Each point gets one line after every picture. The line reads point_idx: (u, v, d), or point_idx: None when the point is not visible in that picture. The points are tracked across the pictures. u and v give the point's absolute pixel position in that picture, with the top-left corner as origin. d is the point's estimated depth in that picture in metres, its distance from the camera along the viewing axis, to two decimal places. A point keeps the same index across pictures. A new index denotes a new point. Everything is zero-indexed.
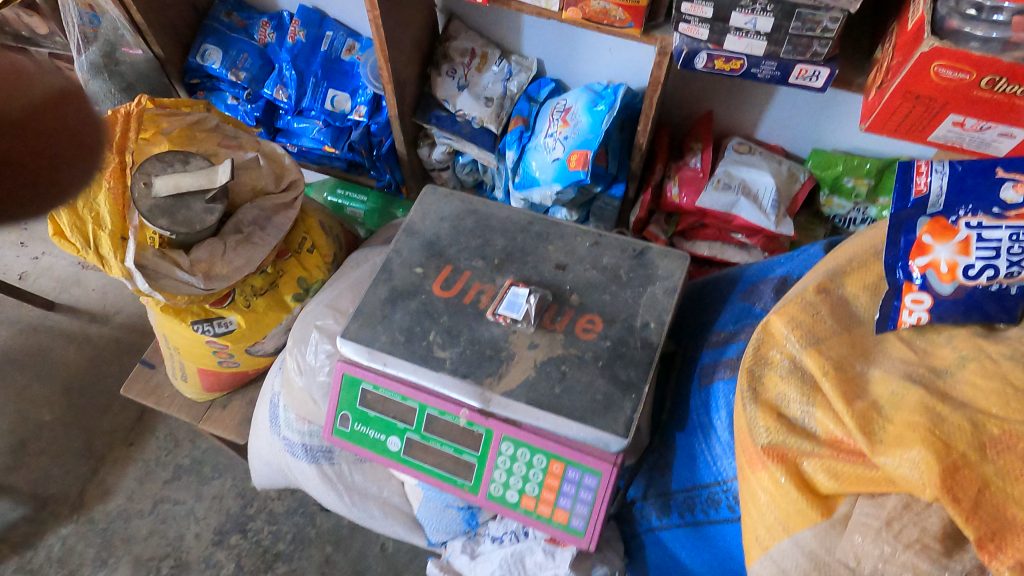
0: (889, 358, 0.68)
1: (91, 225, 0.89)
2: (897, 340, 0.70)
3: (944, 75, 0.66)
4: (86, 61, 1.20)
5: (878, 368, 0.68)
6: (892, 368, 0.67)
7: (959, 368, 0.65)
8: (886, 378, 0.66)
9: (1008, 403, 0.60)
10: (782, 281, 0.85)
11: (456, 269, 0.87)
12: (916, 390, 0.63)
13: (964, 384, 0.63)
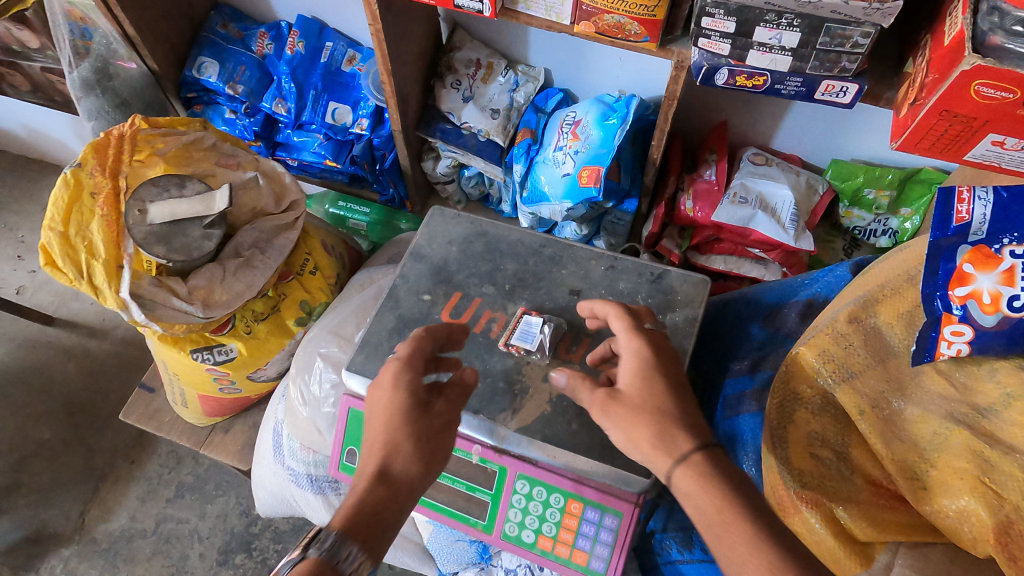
0: (927, 394, 0.64)
1: (84, 254, 0.85)
2: (935, 373, 0.65)
3: (984, 93, 0.62)
4: (78, 78, 1.16)
5: (916, 406, 0.64)
6: (931, 406, 0.63)
7: (1005, 407, 0.61)
8: (926, 417, 0.62)
9: None
10: (807, 304, 0.82)
11: (466, 296, 0.83)
12: (961, 432, 0.59)
13: (1011, 425, 0.59)
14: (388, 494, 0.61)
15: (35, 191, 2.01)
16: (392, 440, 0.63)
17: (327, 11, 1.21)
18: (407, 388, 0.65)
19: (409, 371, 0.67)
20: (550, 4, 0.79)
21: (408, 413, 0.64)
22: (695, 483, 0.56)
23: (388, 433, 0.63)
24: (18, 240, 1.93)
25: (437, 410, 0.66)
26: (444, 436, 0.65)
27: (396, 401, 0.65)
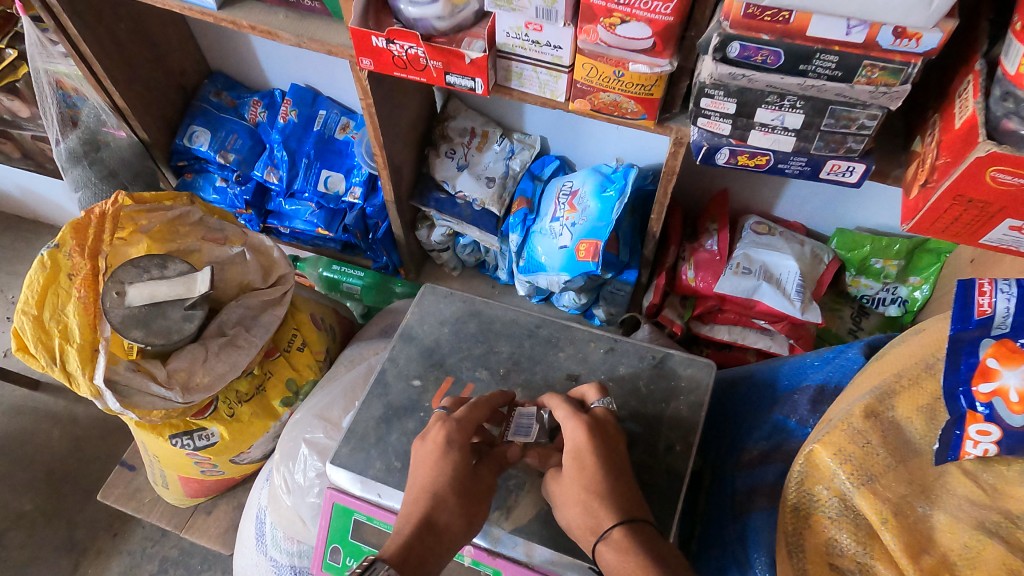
0: (955, 499, 0.60)
1: (58, 339, 0.81)
2: (960, 473, 0.61)
3: (1000, 180, 0.59)
4: (64, 150, 1.11)
5: (944, 512, 0.59)
6: (960, 512, 0.59)
7: None
8: (954, 525, 0.58)
9: None
10: (818, 390, 0.78)
11: (458, 382, 0.79)
12: (994, 544, 0.55)
13: None
14: (433, 541, 0.61)
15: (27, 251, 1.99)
16: (443, 486, 0.64)
17: (320, 80, 1.19)
18: (461, 445, 0.67)
19: (464, 428, 0.68)
20: (544, 81, 0.76)
21: (457, 464, 0.66)
22: (618, 556, 0.58)
23: (438, 476, 0.65)
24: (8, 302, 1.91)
25: (484, 471, 0.68)
26: (488, 493, 0.66)
27: (452, 456, 0.66)
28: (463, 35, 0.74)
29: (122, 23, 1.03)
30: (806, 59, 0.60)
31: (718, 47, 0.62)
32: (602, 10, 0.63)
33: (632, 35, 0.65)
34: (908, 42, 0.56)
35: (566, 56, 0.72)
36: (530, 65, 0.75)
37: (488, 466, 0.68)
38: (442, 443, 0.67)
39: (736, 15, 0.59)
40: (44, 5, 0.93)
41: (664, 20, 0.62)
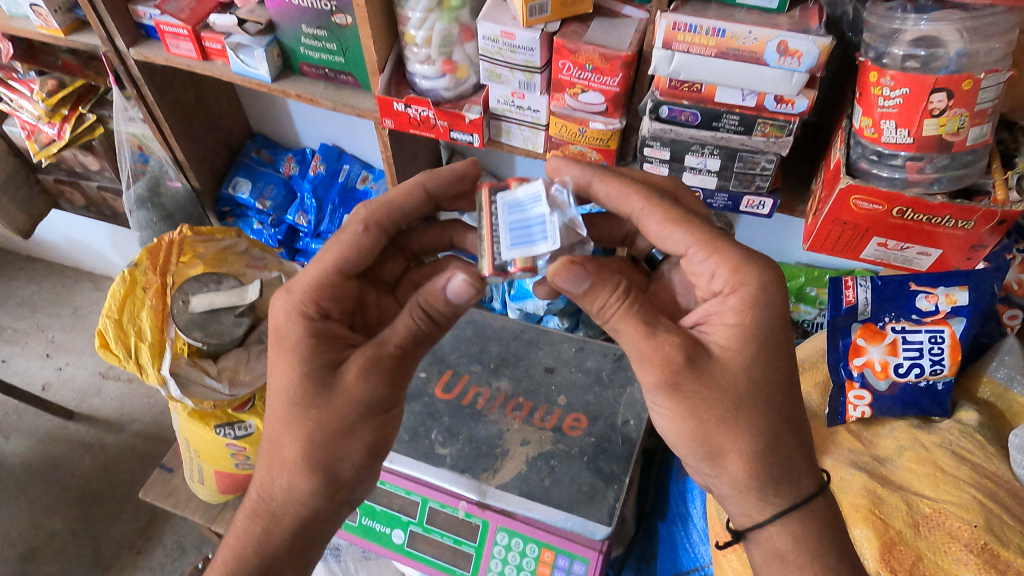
0: (840, 448, 0.81)
1: (134, 337, 1.03)
2: (848, 432, 0.83)
3: (861, 206, 0.78)
4: (134, 194, 1.34)
5: (830, 457, 0.80)
6: (841, 456, 0.80)
7: (899, 455, 0.78)
8: (837, 465, 0.78)
9: (939, 484, 0.72)
10: None
11: (456, 374, 0.98)
12: (861, 475, 0.75)
13: (902, 469, 0.76)
14: (264, 523, 0.68)
15: (66, 295, 2.07)
16: (284, 421, 0.66)
17: (346, 140, 1.42)
18: (307, 368, 0.66)
19: (298, 334, 0.67)
20: (527, 136, 0.98)
21: (294, 387, 0.66)
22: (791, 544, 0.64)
23: (275, 408, 0.67)
24: (47, 340, 1.98)
25: (343, 381, 0.66)
26: (348, 407, 0.66)
27: (288, 377, 0.66)
28: (464, 101, 0.97)
29: (188, 92, 1.27)
30: (717, 118, 0.81)
31: (653, 109, 0.83)
32: (567, 82, 0.85)
33: (590, 101, 0.87)
34: (786, 106, 0.77)
35: (543, 117, 0.93)
36: (516, 123, 0.96)
37: (353, 370, 0.66)
38: (280, 352, 0.68)
39: (663, 86, 0.81)
40: (131, 79, 1.17)
41: (612, 90, 0.84)
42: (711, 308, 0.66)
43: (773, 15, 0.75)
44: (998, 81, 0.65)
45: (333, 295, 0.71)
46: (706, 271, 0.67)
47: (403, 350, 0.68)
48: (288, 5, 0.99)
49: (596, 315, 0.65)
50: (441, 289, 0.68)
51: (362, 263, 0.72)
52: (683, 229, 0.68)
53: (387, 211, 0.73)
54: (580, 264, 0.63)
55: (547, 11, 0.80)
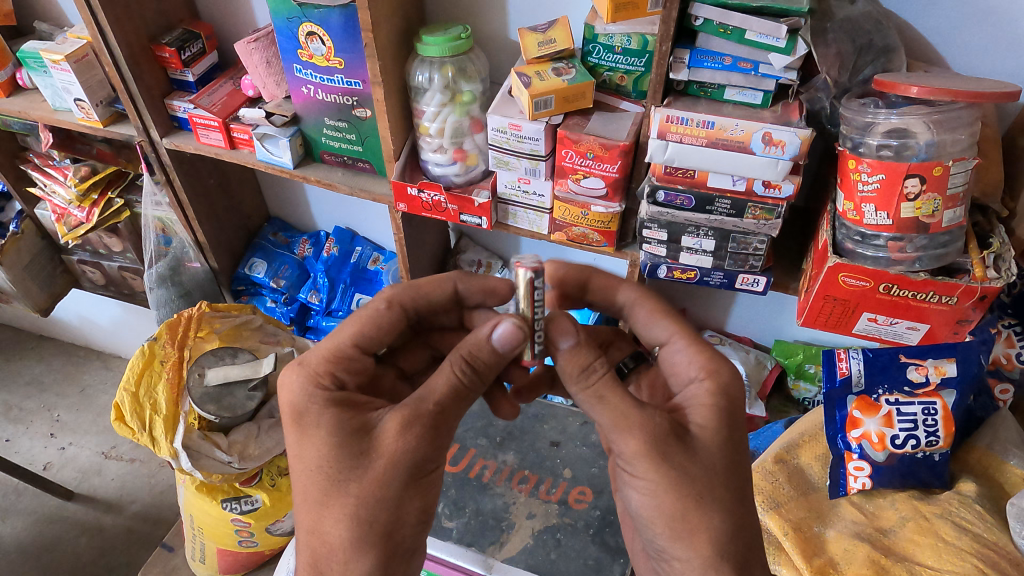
0: (844, 520, 0.91)
1: (148, 410, 1.06)
2: (850, 504, 0.93)
3: (849, 282, 0.82)
4: (154, 274, 1.39)
5: (833, 529, 0.90)
6: (844, 528, 0.90)
7: (901, 527, 0.88)
8: (840, 537, 0.89)
9: (940, 555, 0.82)
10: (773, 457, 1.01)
11: (462, 448, 1.04)
12: (863, 546, 0.86)
13: (905, 540, 0.86)
14: None
15: (74, 374, 2.07)
16: (322, 500, 0.62)
17: (358, 223, 1.49)
18: (334, 435, 0.63)
19: (319, 408, 0.65)
20: (532, 219, 1.04)
21: (325, 461, 0.62)
22: None
23: (308, 491, 0.63)
24: (52, 419, 1.95)
25: (379, 444, 0.63)
26: (389, 473, 0.62)
27: (319, 453, 0.63)
28: (473, 187, 1.03)
29: (213, 177, 1.35)
30: (710, 202, 0.87)
31: (650, 193, 0.89)
32: (570, 169, 0.92)
33: (591, 186, 0.93)
34: (774, 190, 0.83)
35: (547, 201, 0.99)
36: (522, 207, 1.02)
37: (391, 430, 0.62)
38: (303, 433, 0.65)
39: (659, 172, 0.87)
40: (161, 165, 1.25)
41: (613, 176, 0.90)
42: (691, 395, 0.67)
43: (758, 110, 0.83)
44: (965, 168, 0.71)
45: (347, 366, 0.71)
46: (684, 360, 0.70)
47: (442, 405, 0.64)
48: (312, 100, 1.06)
49: (576, 379, 0.65)
50: (487, 338, 0.66)
51: (379, 337, 0.75)
52: (669, 319, 0.74)
53: (412, 294, 0.77)
54: (577, 326, 0.68)
55: (551, 105, 0.87)
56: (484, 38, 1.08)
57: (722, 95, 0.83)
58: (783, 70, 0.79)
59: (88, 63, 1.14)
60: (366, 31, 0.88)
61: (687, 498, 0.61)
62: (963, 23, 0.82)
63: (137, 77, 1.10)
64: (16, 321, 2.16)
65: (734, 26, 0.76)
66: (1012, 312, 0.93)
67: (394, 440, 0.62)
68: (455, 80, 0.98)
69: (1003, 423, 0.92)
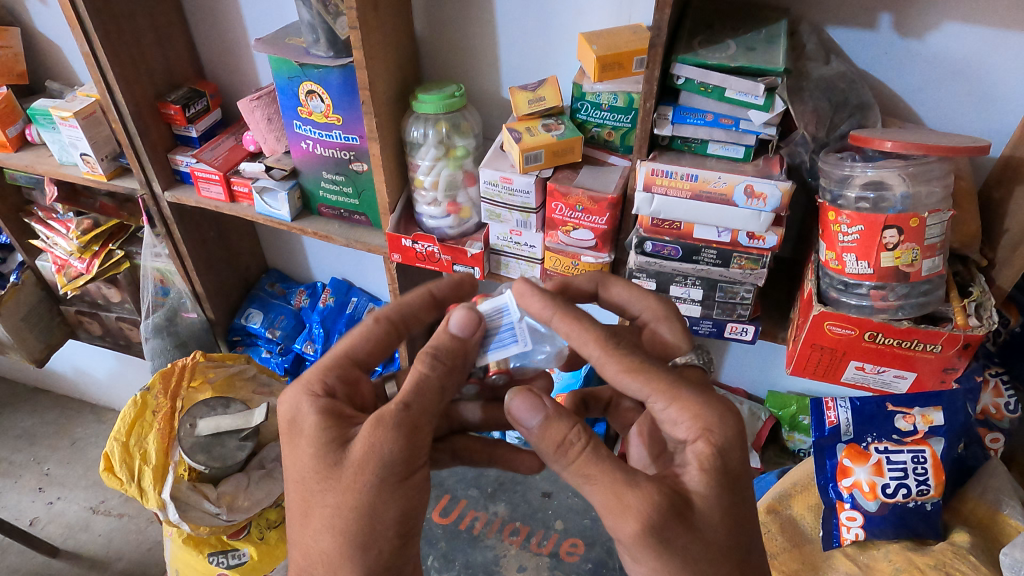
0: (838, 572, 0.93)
1: (138, 461, 1.10)
2: (844, 556, 0.94)
3: (835, 331, 0.83)
4: (151, 324, 1.40)
5: None
6: None
7: None
8: None
9: None
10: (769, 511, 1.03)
11: (454, 498, 1.04)
12: None
13: None
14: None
15: (66, 427, 2.05)
16: (303, 519, 0.63)
17: (356, 275, 1.51)
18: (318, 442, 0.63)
19: (309, 410, 0.65)
20: (524, 269, 1.05)
21: (308, 466, 0.63)
22: None
23: (294, 515, 0.64)
24: (41, 473, 1.92)
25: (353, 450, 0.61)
26: (360, 480, 0.60)
27: (303, 459, 0.63)
28: (467, 238, 1.05)
29: (212, 231, 1.38)
30: (696, 252, 0.89)
31: (638, 244, 0.91)
32: (560, 221, 0.94)
33: (581, 237, 0.95)
34: (758, 241, 0.85)
35: (539, 252, 1.01)
36: (514, 258, 1.04)
37: (361, 435, 0.61)
38: (293, 440, 0.65)
39: (646, 224, 0.89)
40: (162, 218, 1.27)
41: (602, 228, 0.92)
42: (683, 454, 0.63)
43: (741, 164, 0.86)
44: (941, 220, 0.73)
45: (339, 376, 0.69)
46: (670, 420, 0.63)
47: (408, 400, 0.62)
48: (311, 155, 1.09)
49: (555, 457, 0.61)
50: (444, 329, 0.67)
51: (372, 353, 0.73)
52: (642, 378, 0.62)
53: (398, 305, 0.74)
54: (539, 399, 0.62)
55: (541, 159, 0.90)
56: (477, 96, 1.13)
57: (705, 149, 0.87)
58: (763, 126, 0.82)
59: (95, 120, 1.18)
60: (364, 89, 0.92)
61: None
62: (933, 82, 0.85)
63: (142, 132, 1.14)
64: (12, 373, 2.15)
65: (714, 85, 0.79)
66: (998, 361, 0.97)
67: (368, 439, 0.60)
68: (449, 135, 1.01)
69: (994, 471, 0.93)
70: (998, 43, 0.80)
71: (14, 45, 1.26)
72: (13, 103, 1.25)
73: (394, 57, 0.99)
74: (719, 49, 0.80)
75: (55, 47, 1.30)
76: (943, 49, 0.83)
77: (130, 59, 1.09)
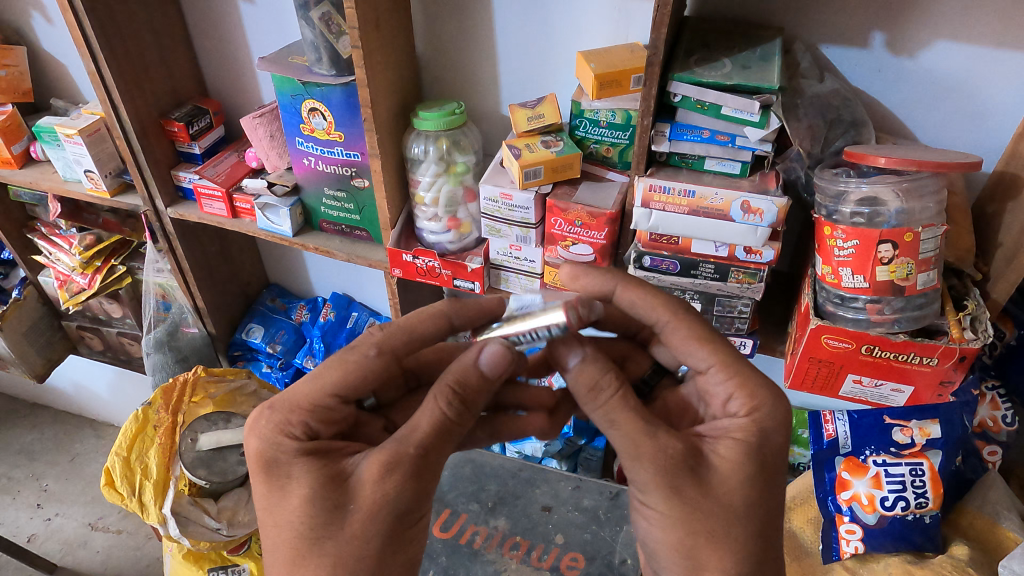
0: None
1: (139, 475, 1.11)
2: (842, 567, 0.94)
3: (832, 344, 0.83)
4: (153, 338, 1.41)
5: None
6: None
7: None
8: None
9: None
10: None
11: (454, 513, 1.04)
12: None
13: None
14: None
15: (66, 443, 2.05)
16: (293, 563, 0.59)
17: (357, 290, 1.52)
18: (311, 486, 0.60)
19: (289, 456, 0.63)
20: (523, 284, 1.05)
21: (300, 515, 0.59)
22: None
23: (280, 554, 0.60)
24: (40, 489, 1.92)
25: (360, 494, 0.60)
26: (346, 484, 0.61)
27: (293, 505, 0.60)
28: (467, 253, 1.06)
29: (214, 246, 1.39)
30: (694, 266, 0.90)
31: (636, 259, 0.92)
32: (559, 236, 0.95)
33: (580, 252, 0.95)
34: (755, 255, 0.86)
35: (539, 267, 1.01)
36: (513, 273, 1.04)
37: (369, 478, 0.60)
38: (271, 484, 0.63)
39: (645, 239, 0.90)
40: (165, 234, 1.28)
41: (600, 244, 0.93)
42: (723, 428, 0.65)
43: (737, 179, 0.87)
44: (935, 234, 0.74)
45: (322, 415, 0.67)
46: (722, 394, 0.67)
47: (425, 444, 0.61)
48: (313, 171, 1.11)
49: (586, 398, 0.64)
50: (474, 363, 0.65)
51: (365, 385, 0.68)
52: (709, 347, 0.68)
53: (405, 337, 0.71)
54: (581, 342, 0.67)
55: (540, 175, 0.91)
56: (477, 113, 1.14)
57: (702, 165, 0.88)
58: (759, 142, 0.83)
59: (100, 137, 1.19)
60: (366, 106, 0.93)
61: (686, 549, 0.60)
62: (926, 100, 0.87)
63: (146, 149, 1.15)
64: (11, 388, 2.15)
65: (710, 102, 0.81)
66: (994, 373, 0.98)
67: (377, 485, 0.60)
68: (449, 152, 1.02)
69: (992, 484, 0.93)
70: (990, 61, 0.82)
71: (20, 63, 1.28)
72: (18, 120, 1.27)
73: (395, 75, 1.00)
74: (715, 67, 0.82)
75: (60, 66, 1.32)
76: (935, 67, 0.84)
77: (134, 77, 1.10)
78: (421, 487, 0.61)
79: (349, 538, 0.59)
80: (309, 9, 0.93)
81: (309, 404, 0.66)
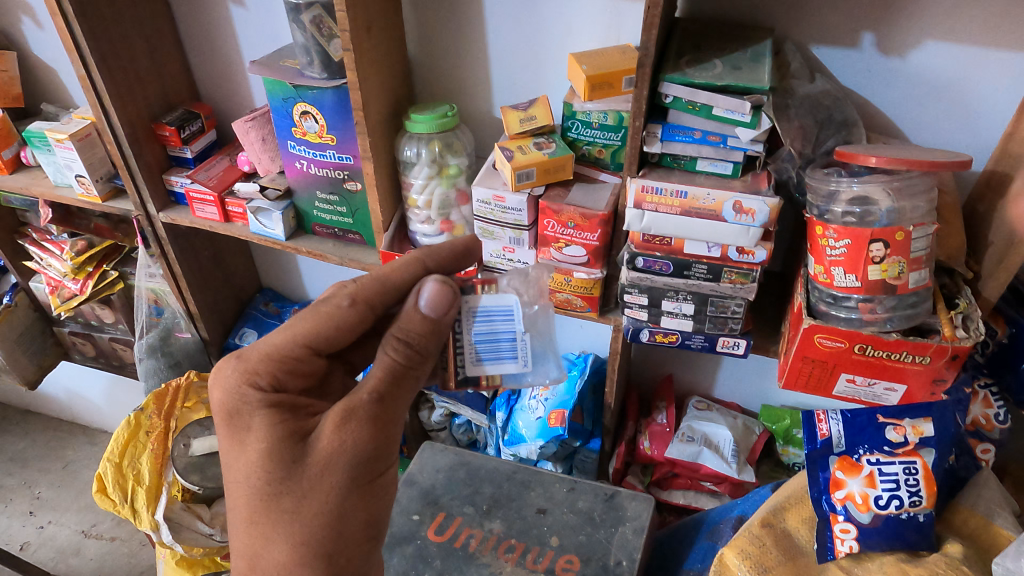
0: None
1: (131, 481, 1.10)
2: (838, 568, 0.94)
3: (826, 343, 0.84)
4: (145, 344, 1.40)
5: None
6: None
7: None
8: None
9: None
10: (738, 520, 1.10)
11: (449, 516, 1.04)
12: None
13: None
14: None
15: (58, 450, 2.03)
16: (251, 516, 0.63)
17: None
18: (271, 442, 0.62)
19: (252, 409, 0.63)
20: None
21: (258, 469, 0.62)
22: None
23: (240, 507, 0.64)
24: (32, 497, 1.90)
25: (318, 447, 0.62)
26: (329, 478, 0.62)
27: (251, 458, 0.62)
28: None
29: (206, 250, 1.39)
30: (687, 267, 0.90)
31: (630, 260, 0.92)
32: (552, 238, 0.94)
33: (573, 254, 0.95)
34: (748, 255, 0.86)
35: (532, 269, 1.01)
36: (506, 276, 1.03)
37: (327, 432, 0.62)
38: (233, 435, 0.64)
39: (637, 240, 0.90)
40: (156, 239, 1.28)
41: (593, 245, 0.93)
42: None
43: (729, 180, 0.87)
44: (926, 233, 0.75)
45: (291, 367, 0.66)
46: None
47: (380, 393, 0.63)
48: (305, 174, 1.10)
49: None
50: (415, 308, 0.65)
51: (337, 337, 0.66)
52: None
53: (378, 286, 0.67)
54: None
55: (532, 177, 0.91)
56: (469, 116, 1.14)
57: (694, 165, 0.88)
58: (750, 142, 0.83)
59: (90, 142, 1.19)
60: (358, 109, 0.93)
61: None
62: (916, 100, 0.87)
63: (137, 154, 1.15)
64: (4, 396, 2.14)
65: (701, 103, 0.81)
66: (987, 372, 0.99)
67: (335, 437, 0.62)
68: (441, 154, 1.02)
69: (985, 483, 0.94)
70: (979, 61, 0.82)
71: (10, 68, 1.27)
72: (8, 125, 1.26)
73: (387, 78, 1.00)
74: (706, 68, 0.82)
75: (50, 71, 1.31)
76: (924, 67, 0.85)
77: (124, 81, 1.10)
78: (379, 439, 0.63)
79: (307, 487, 0.62)
80: (301, 12, 0.93)
81: (276, 354, 0.65)
